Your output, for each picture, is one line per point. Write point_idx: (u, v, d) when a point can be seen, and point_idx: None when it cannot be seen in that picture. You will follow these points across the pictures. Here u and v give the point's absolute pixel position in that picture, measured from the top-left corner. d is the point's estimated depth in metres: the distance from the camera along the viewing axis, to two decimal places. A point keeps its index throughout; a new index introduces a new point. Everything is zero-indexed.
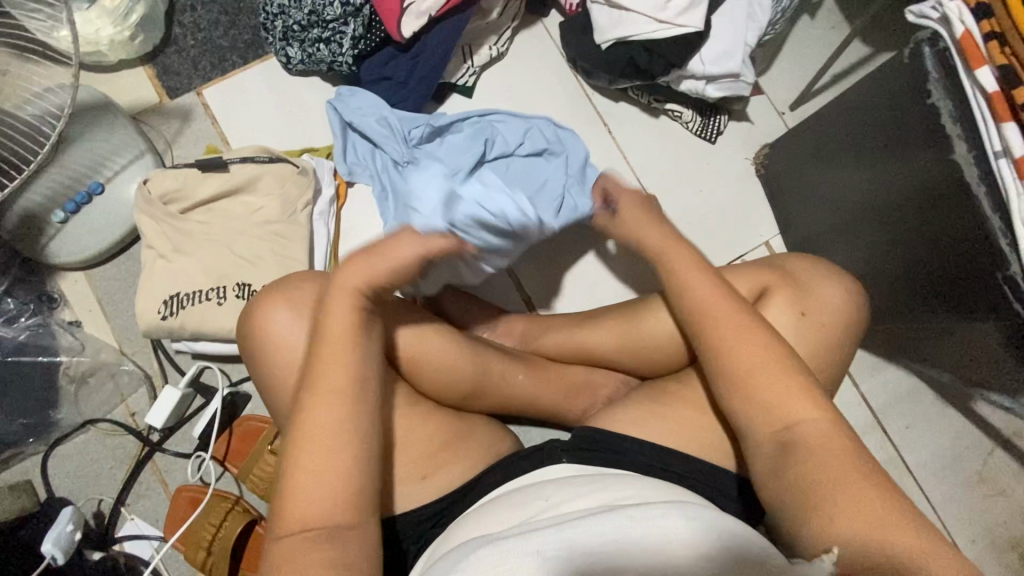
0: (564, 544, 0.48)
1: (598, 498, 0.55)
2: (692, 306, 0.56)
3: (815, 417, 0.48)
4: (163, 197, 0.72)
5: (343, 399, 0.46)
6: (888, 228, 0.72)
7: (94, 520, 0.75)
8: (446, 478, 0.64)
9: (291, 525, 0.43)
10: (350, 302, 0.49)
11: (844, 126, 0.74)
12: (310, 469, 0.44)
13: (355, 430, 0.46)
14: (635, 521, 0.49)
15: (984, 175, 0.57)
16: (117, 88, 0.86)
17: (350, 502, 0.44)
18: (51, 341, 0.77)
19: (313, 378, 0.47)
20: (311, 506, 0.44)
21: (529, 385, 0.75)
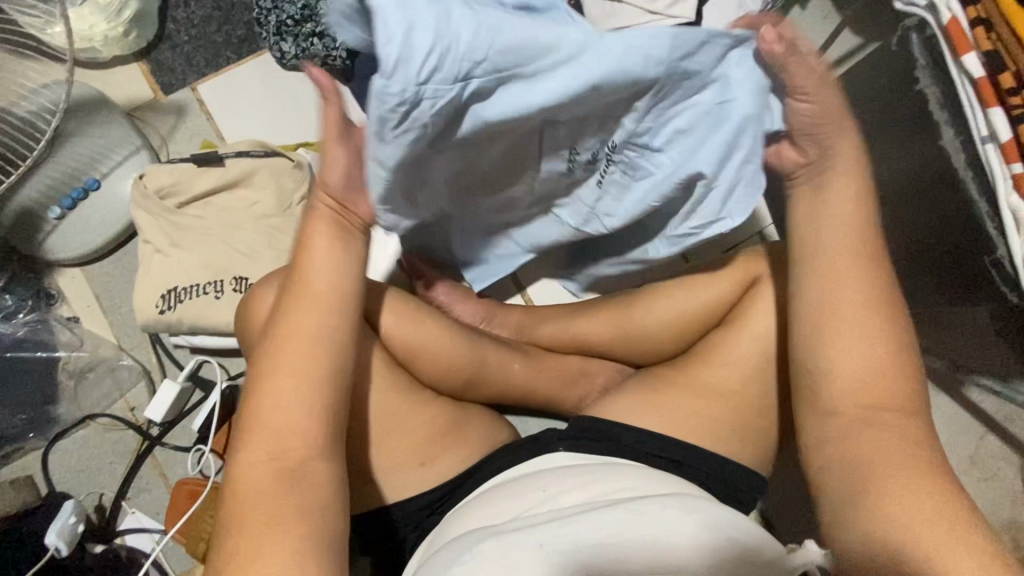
0: (567, 536, 0.49)
1: (597, 491, 0.56)
2: (818, 248, 0.52)
3: (898, 399, 0.49)
4: (158, 192, 0.72)
5: (315, 325, 0.50)
6: (895, 200, 0.71)
7: (96, 513, 0.76)
8: (444, 466, 0.65)
9: (263, 460, 0.47)
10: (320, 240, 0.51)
11: (857, 106, 0.73)
12: (278, 391, 0.48)
13: (323, 357, 0.49)
14: (636, 513, 0.49)
15: (969, 159, 0.58)
16: (111, 84, 0.86)
17: (316, 425, 0.48)
18: (50, 337, 0.77)
19: (280, 318, 0.50)
20: (279, 440, 0.48)
21: (526, 375, 0.76)
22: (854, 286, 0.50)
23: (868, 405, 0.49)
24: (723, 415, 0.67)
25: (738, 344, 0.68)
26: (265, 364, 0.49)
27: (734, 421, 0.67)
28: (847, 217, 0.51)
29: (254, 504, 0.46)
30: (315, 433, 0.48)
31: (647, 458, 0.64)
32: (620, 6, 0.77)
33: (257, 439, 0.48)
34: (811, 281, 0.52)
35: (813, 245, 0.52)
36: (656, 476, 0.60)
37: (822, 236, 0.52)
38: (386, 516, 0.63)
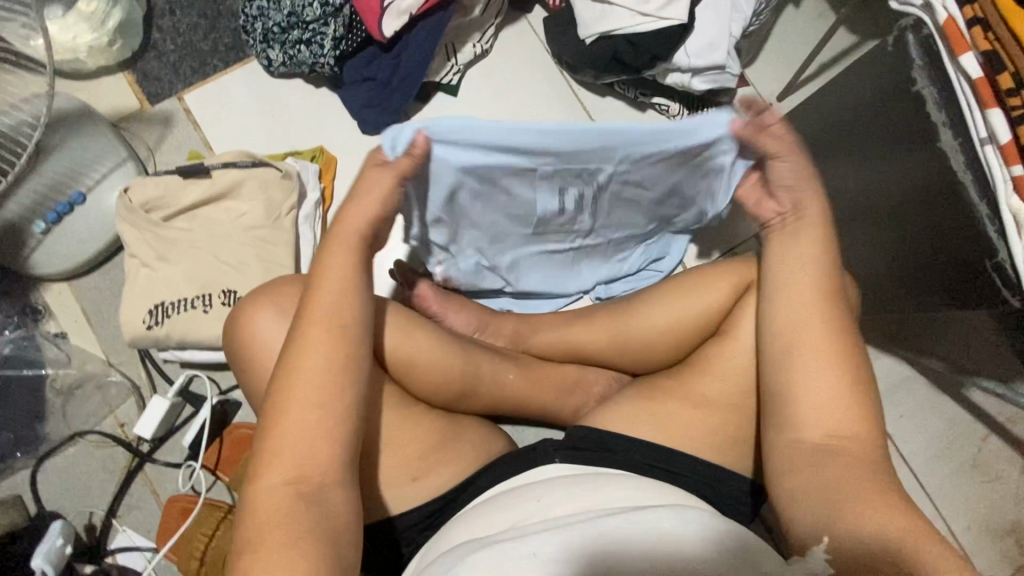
0: (560, 547, 0.47)
1: (593, 499, 0.55)
2: (782, 275, 0.57)
3: (845, 408, 0.51)
4: (144, 205, 0.71)
5: (338, 342, 0.49)
6: (875, 225, 0.73)
7: (85, 532, 0.74)
8: (438, 480, 0.64)
9: (280, 475, 0.45)
10: (343, 256, 0.52)
11: (838, 117, 0.73)
12: (299, 408, 0.46)
13: (344, 372, 0.48)
14: (631, 522, 0.48)
15: (969, 161, 0.57)
16: (96, 95, 0.85)
17: (337, 446, 0.47)
18: (36, 354, 0.76)
19: (306, 323, 0.49)
20: (296, 454, 0.46)
21: (520, 385, 0.75)
22: (816, 309, 0.54)
23: (832, 436, 0.51)
24: (721, 423, 0.66)
25: (735, 351, 0.67)
26: (284, 381, 0.48)
27: (733, 430, 0.66)
28: (811, 255, 0.56)
29: (267, 524, 0.43)
30: (335, 454, 0.47)
31: (644, 468, 0.63)
32: (610, 9, 0.76)
33: (278, 460, 0.45)
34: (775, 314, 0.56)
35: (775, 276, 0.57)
36: (654, 487, 0.59)
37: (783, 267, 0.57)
38: (378, 533, 0.61)
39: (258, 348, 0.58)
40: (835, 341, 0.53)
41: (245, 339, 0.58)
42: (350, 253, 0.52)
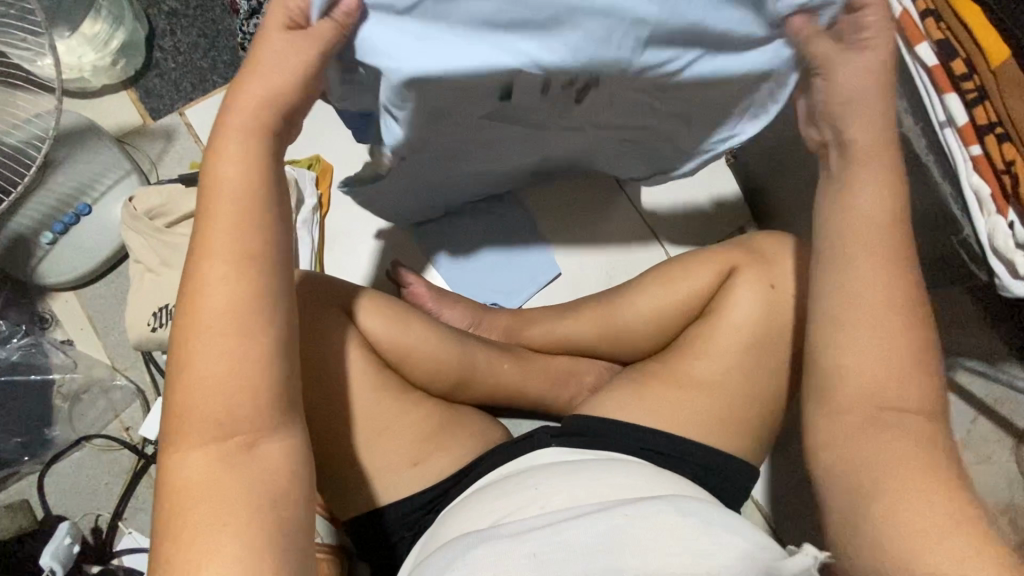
0: (559, 544, 0.50)
1: (591, 491, 0.57)
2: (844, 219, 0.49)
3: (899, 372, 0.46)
4: (148, 213, 0.73)
5: (238, 274, 0.43)
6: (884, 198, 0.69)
7: (92, 535, 0.76)
8: (436, 467, 0.66)
9: (196, 432, 0.41)
10: (236, 165, 0.44)
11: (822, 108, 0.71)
12: (204, 358, 0.41)
13: (253, 312, 0.42)
14: (628, 521, 0.51)
15: (930, 144, 0.60)
16: (101, 112, 0.88)
17: (258, 393, 0.42)
18: (44, 359, 0.78)
19: (200, 254, 0.43)
20: (207, 405, 0.41)
21: (516, 375, 0.77)
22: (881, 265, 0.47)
23: (885, 409, 0.45)
24: (712, 406, 0.68)
25: (721, 334, 0.69)
26: (187, 325, 0.42)
27: (724, 413, 0.67)
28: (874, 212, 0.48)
29: (190, 489, 0.40)
30: (256, 403, 0.42)
31: (638, 452, 0.65)
32: None
33: (190, 415, 0.41)
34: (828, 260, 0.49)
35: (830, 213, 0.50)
36: (647, 472, 0.61)
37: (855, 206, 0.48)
38: (384, 518, 0.64)
39: None
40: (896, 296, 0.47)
41: None
42: (240, 159, 0.44)
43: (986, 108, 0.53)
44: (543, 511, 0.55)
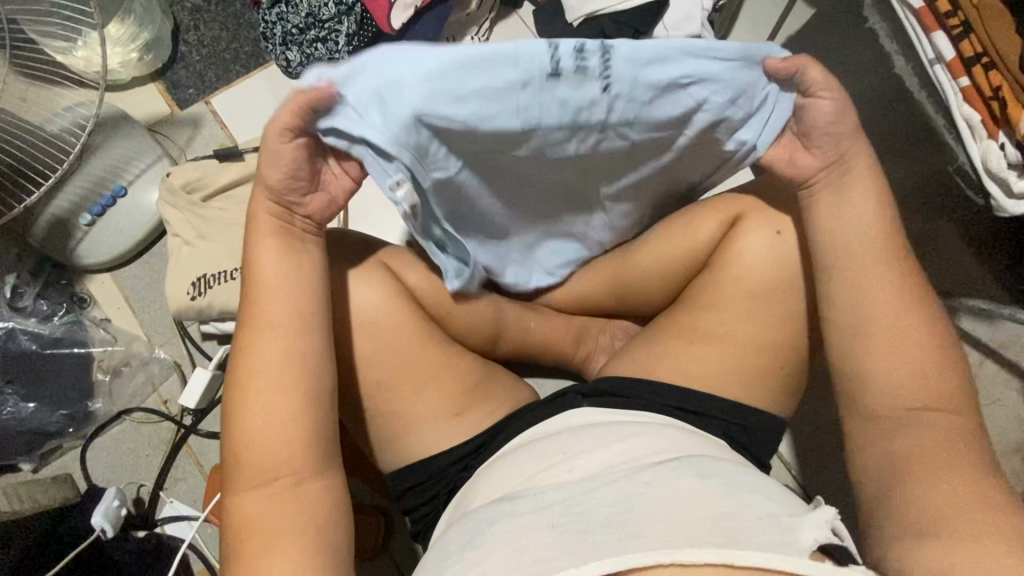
0: (580, 514, 0.53)
1: (614, 454, 0.60)
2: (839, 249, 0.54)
3: (924, 380, 0.51)
4: (185, 186, 0.77)
5: (279, 343, 0.52)
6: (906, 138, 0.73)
7: (135, 504, 0.78)
8: (476, 418, 0.69)
9: (254, 480, 0.50)
10: (274, 248, 0.53)
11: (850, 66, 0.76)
12: (256, 414, 0.51)
13: (287, 374, 0.51)
14: (649, 487, 0.54)
15: (922, 82, 0.65)
16: (131, 103, 0.93)
17: (300, 433, 0.51)
18: (84, 334, 0.81)
19: (248, 330, 0.53)
20: (259, 457, 0.50)
21: (544, 331, 0.80)
22: (883, 281, 0.53)
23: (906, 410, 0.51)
24: (727, 350, 0.70)
25: (741, 281, 0.70)
26: (240, 387, 0.52)
27: (742, 356, 0.70)
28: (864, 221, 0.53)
29: (248, 529, 0.49)
30: (305, 452, 0.51)
31: (665, 409, 0.69)
32: None
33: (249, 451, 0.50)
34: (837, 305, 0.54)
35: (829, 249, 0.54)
36: (674, 432, 0.64)
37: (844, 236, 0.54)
38: (427, 467, 0.67)
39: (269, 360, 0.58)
40: (900, 298, 0.52)
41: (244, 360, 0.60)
42: (275, 250, 0.54)
43: (971, 42, 0.58)
44: (570, 477, 0.58)
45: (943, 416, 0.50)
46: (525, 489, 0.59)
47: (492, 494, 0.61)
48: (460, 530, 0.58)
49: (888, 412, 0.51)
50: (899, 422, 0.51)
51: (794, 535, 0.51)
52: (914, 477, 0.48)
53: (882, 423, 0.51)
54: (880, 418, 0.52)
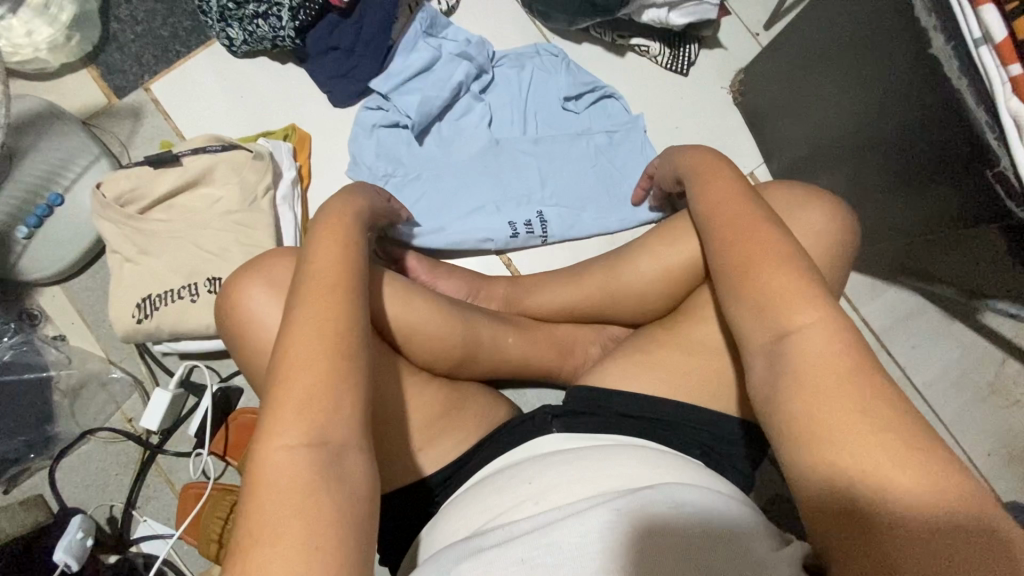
0: (550, 549, 0.46)
1: (585, 477, 0.52)
2: (717, 215, 0.51)
3: (821, 321, 0.41)
4: (118, 199, 0.71)
5: (338, 312, 0.42)
6: (897, 149, 0.64)
7: (108, 525, 0.76)
8: (441, 453, 0.61)
9: (288, 455, 0.37)
10: (340, 243, 0.47)
11: (864, 64, 0.64)
12: (303, 373, 0.39)
13: (342, 340, 0.41)
14: (619, 515, 0.47)
15: (964, 67, 0.53)
16: (62, 94, 0.84)
17: (346, 417, 0.39)
18: (37, 357, 0.76)
19: (310, 289, 0.43)
20: (295, 424, 0.38)
21: (520, 347, 0.72)
22: (799, 253, 0.46)
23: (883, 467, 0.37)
24: (722, 368, 0.63)
25: None
26: (290, 337, 0.41)
27: (739, 379, 0.62)
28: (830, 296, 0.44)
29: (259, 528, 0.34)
30: (347, 422, 0.39)
31: (649, 427, 0.60)
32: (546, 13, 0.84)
33: (285, 414, 0.38)
34: (723, 258, 0.48)
35: (776, 229, 0.47)
36: (658, 456, 0.55)
37: (710, 210, 0.52)
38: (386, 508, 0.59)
39: (252, 327, 0.54)
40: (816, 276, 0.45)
41: (231, 309, 0.55)
42: (340, 255, 0.46)
43: None
44: (537, 507, 0.51)
45: (841, 357, 0.39)
46: (489, 522, 0.51)
47: (454, 535, 0.53)
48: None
49: (793, 371, 0.40)
50: (778, 375, 0.41)
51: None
52: (873, 436, 0.36)
53: (796, 391, 0.39)
54: (799, 373, 0.40)
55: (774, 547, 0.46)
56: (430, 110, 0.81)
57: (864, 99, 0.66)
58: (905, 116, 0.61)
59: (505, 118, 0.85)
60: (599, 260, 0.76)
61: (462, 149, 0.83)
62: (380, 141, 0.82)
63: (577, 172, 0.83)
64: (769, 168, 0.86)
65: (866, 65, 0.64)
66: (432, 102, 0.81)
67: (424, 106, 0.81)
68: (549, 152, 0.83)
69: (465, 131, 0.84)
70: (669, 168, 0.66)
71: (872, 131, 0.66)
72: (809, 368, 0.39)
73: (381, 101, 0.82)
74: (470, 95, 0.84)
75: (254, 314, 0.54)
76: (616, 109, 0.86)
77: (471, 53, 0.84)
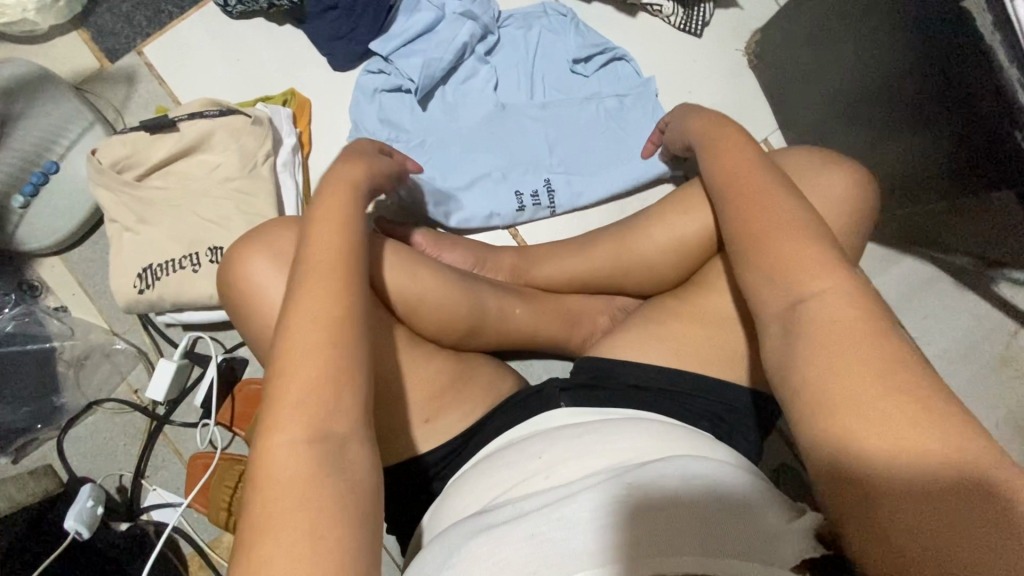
0: (561, 524, 0.45)
1: (594, 452, 0.52)
2: (729, 178, 0.50)
3: (835, 287, 0.39)
4: (115, 165, 0.69)
5: (334, 291, 0.41)
6: (919, 109, 0.61)
7: (118, 493, 0.76)
8: (449, 424, 0.61)
9: (289, 437, 0.37)
10: (339, 216, 0.46)
11: (887, 18, 0.61)
12: (300, 354, 0.39)
13: (338, 318, 0.40)
14: (631, 489, 0.46)
15: (998, 22, 0.50)
16: (53, 58, 0.81)
17: (343, 394, 0.38)
18: (40, 329, 0.76)
19: (307, 268, 0.42)
20: (293, 406, 0.37)
21: (528, 318, 0.71)
22: (817, 218, 0.44)
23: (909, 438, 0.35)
24: (734, 339, 0.62)
25: None
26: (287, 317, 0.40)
27: (751, 350, 0.61)
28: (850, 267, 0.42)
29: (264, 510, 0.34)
30: (342, 401, 0.38)
31: (657, 400, 0.60)
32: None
33: (283, 396, 0.38)
34: (733, 224, 0.47)
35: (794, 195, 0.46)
36: (665, 429, 0.54)
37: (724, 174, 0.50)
38: (396, 478, 0.59)
39: (255, 298, 0.53)
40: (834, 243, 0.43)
41: (233, 280, 0.54)
42: (340, 229, 0.45)
43: None
44: (548, 482, 0.50)
45: (856, 320, 0.38)
46: (499, 498, 0.51)
47: (464, 512, 0.52)
48: (426, 555, 0.49)
49: (812, 336, 0.38)
50: (791, 340, 0.40)
51: (778, 553, 0.42)
52: (895, 407, 0.34)
53: (808, 356, 0.38)
54: (816, 338, 0.38)
55: (788, 520, 0.45)
56: (432, 72, 0.78)
57: (887, 56, 0.63)
58: (930, 73, 0.58)
59: (510, 81, 0.82)
60: (608, 229, 0.75)
61: (465, 114, 0.80)
62: (382, 105, 0.79)
63: (585, 138, 0.80)
64: (784, 134, 0.84)
65: (891, 19, 0.60)
66: (435, 64, 0.78)
67: (425, 67, 0.78)
68: (557, 119, 0.81)
69: (469, 95, 0.81)
70: (675, 135, 0.65)
71: (893, 90, 0.63)
72: (824, 332, 0.38)
73: (383, 64, 0.80)
74: (473, 57, 0.81)
75: (256, 285, 0.53)
76: (626, 73, 0.83)
77: (474, 11, 0.80)
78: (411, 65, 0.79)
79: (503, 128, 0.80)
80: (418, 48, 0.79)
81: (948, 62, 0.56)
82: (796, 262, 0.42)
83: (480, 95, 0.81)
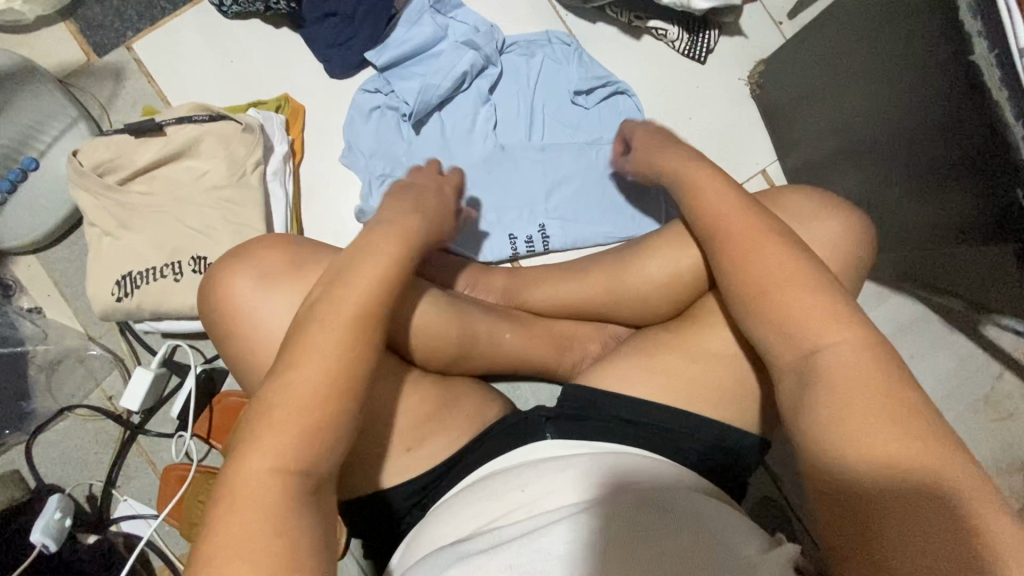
0: (537, 558, 0.45)
1: (574, 481, 0.51)
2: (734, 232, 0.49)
3: (847, 358, 0.40)
4: (97, 168, 0.67)
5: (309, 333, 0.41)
6: (921, 163, 0.61)
7: (87, 503, 0.74)
8: (432, 452, 0.59)
9: (257, 470, 0.37)
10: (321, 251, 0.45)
11: (897, 74, 0.60)
12: (276, 392, 0.39)
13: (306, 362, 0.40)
14: (609, 521, 0.46)
15: (1006, 77, 0.49)
16: (38, 50, 0.78)
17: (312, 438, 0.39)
18: (11, 331, 0.73)
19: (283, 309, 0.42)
20: (267, 446, 0.38)
21: (517, 342, 0.70)
22: (826, 283, 0.44)
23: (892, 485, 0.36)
24: (723, 377, 0.61)
25: None
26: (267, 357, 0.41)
27: (738, 389, 0.61)
28: (844, 326, 0.42)
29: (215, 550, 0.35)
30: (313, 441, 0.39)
31: (647, 435, 0.59)
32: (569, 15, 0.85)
33: (254, 434, 0.38)
34: (741, 284, 0.46)
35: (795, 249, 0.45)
36: (648, 468, 0.54)
37: (723, 221, 0.49)
38: (374, 505, 0.58)
39: (238, 320, 0.51)
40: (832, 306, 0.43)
41: (215, 301, 0.52)
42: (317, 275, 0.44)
43: None
44: (527, 514, 0.50)
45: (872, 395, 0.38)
46: (478, 527, 0.50)
47: (441, 540, 0.51)
48: None
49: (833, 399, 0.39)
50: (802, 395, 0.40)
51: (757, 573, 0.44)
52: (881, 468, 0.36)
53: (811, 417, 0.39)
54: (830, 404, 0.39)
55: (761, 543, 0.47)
56: (430, 97, 0.77)
57: (893, 110, 0.62)
58: (935, 130, 0.58)
59: (510, 107, 0.81)
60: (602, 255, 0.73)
61: (461, 138, 0.78)
62: (375, 126, 0.77)
63: (585, 167, 0.79)
64: (782, 166, 0.83)
65: (900, 71, 0.60)
66: (433, 87, 0.76)
67: (424, 91, 0.76)
68: (557, 151, 0.79)
69: (466, 117, 0.79)
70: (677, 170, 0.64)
71: (899, 139, 0.63)
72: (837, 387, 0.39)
73: (380, 85, 0.78)
74: (474, 85, 0.79)
75: (241, 308, 0.51)
76: (628, 108, 0.82)
77: (477, 40, 0.79)
78: (409, 89, 0.77)
79: (500, 153, 0.78)
80: (417, 71, 0.78)
81: (955, 121, 0.55)
82: (802, 326, 0.42)
83: (479, 120, 0.79)
